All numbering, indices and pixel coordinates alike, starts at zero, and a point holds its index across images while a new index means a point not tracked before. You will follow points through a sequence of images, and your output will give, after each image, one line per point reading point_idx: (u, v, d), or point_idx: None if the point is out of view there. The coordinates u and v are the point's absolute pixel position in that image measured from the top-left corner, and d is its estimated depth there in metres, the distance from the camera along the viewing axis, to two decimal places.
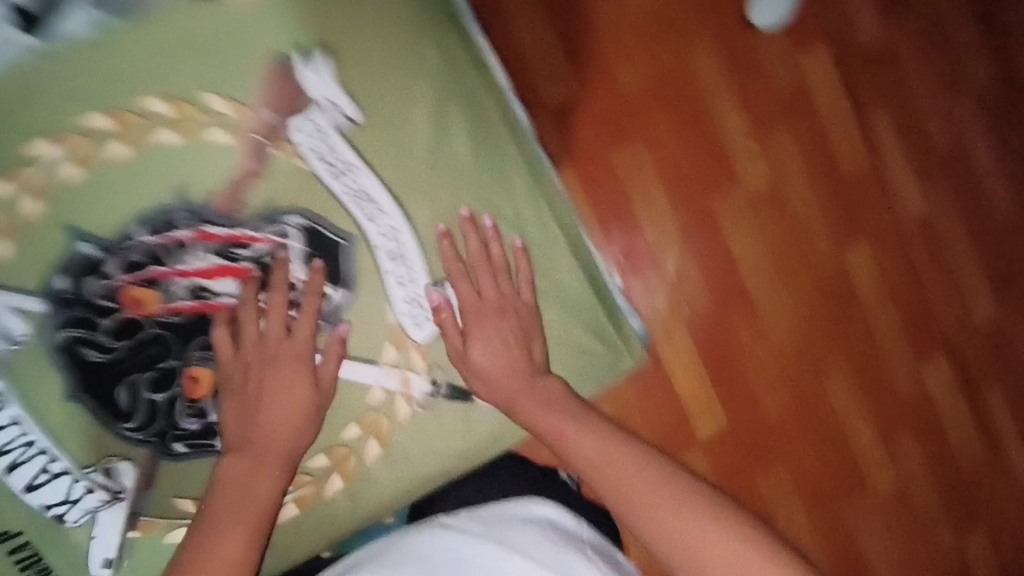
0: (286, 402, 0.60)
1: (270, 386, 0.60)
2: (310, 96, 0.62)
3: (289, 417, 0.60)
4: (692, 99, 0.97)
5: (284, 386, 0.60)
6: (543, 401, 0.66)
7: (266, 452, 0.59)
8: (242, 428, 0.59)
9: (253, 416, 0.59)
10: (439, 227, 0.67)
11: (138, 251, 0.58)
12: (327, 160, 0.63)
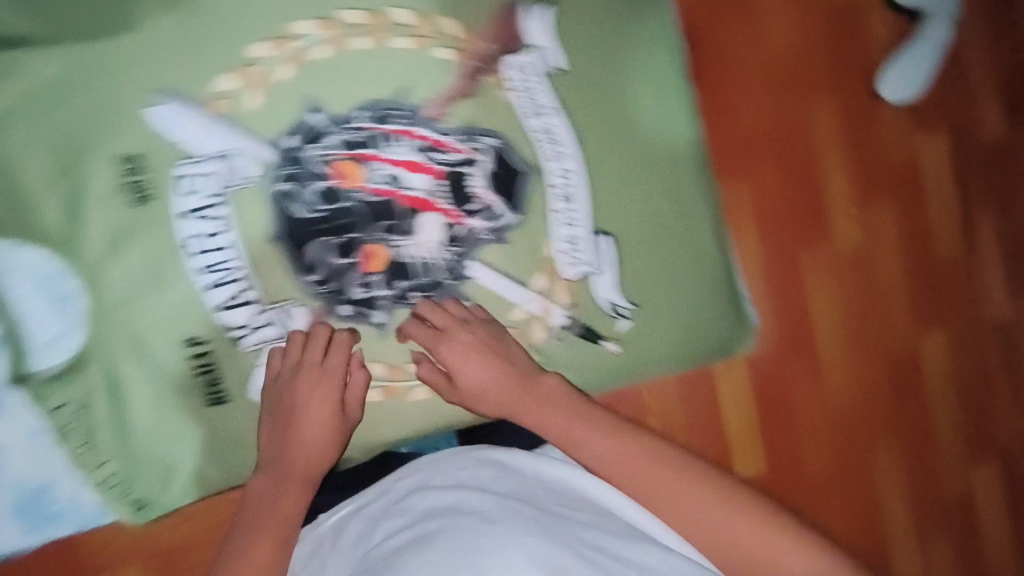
0: (315, 430, 0.63)
1: (305, 416, 0.63)
2: (530, 46, 0.70)
3: (318, 452, 0.63)
4: (802, 153, 0.96)
5: (316, 415, 0.64)
6: (524, 390, 0.64)
7: (296, 461, 0.62)
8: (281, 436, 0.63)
9: (287, 442, 0.63)
10: (606, 183, 0.73)
11: (361, 134, 0.67)
12: (526, 98, 0.70)
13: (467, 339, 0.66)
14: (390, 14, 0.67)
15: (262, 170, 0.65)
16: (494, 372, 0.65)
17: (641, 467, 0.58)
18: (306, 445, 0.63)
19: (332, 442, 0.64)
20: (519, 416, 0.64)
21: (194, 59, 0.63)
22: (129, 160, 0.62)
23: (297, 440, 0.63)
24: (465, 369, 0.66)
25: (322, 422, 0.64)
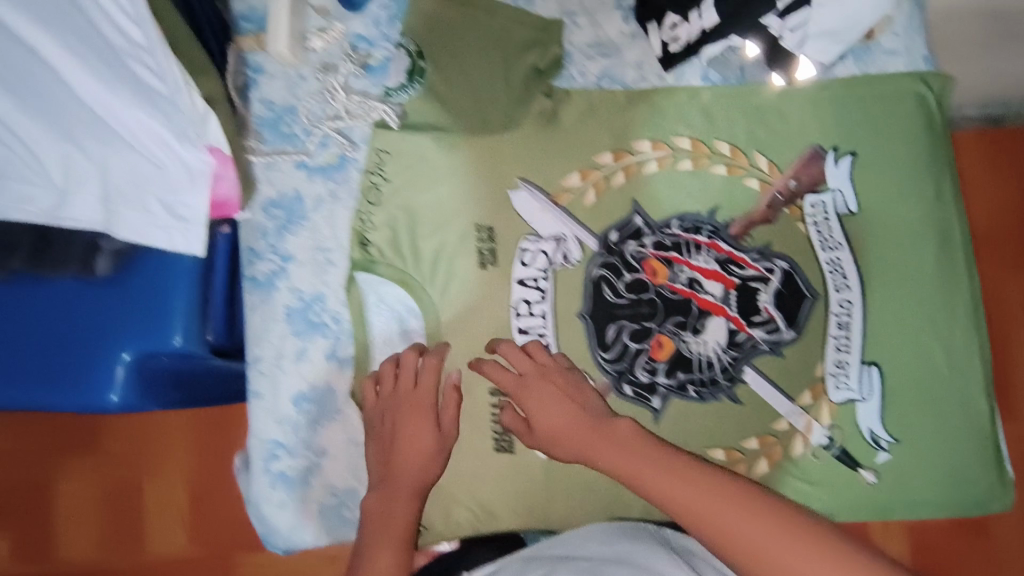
0: (410, 436, 0.68)
1: (399, 414, 0.69)
2: (829, 186, 0.78)
3: (424, 443, 0.68)
4: (995, 316, 0.97)
5: (412, 419, 0.68)
6: (593, 426, 0.64)
7: (412, 453, 0.67)
8: (383, 455, 0.68)
9: (388, 439, 0.68)
10: (882, 317, 0.77)
11: (672, 239, 0.76)
12: (821, 232, 0.77)
13: (547, 387, 0.67)
14: (713, 145, 0.78)
15: (586, 257, 0.75)
16: (567, 414, 0.65)
17: (693, 495, 0.56)
18: (405, 438, 0.68)
19: (432, 467, 0.68)
20: (594, 459, 0.62)
21: (554, 160, 0.76)
22: (484, 229, 0.74)
23: (396, 457, 0.67)
24: (544, 412, 0.66)
25: (420, 421, 0.68)
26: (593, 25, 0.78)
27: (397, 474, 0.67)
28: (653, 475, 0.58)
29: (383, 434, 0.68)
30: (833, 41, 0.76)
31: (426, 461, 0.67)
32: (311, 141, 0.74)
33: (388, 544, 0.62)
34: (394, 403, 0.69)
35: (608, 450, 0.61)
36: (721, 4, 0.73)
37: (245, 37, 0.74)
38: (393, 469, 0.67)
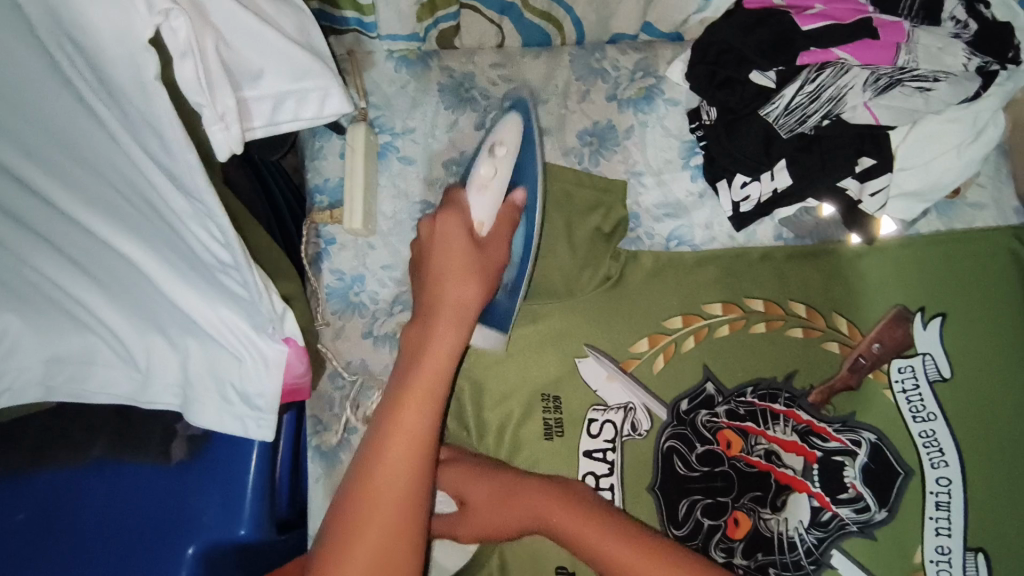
0: (455, 253, 0.61)
1: (443, 233, 0.62)
2: (917, 349, 0.73)
3: (463, 289, 0.60)
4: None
5: (454, 233, 0.62)
6: (513, 483, 0.67)
7: (445, 305, 0.60)
8: (427, 274, 0.62)
9: (428, 273, 0.62)
10: (990, 493, 0.69)
11: (745, 406, 0.72)
12: (911, 401, 0.72)
13: (463, 466, 0.70)
14: (789, 306, 0.74)
15: (655, 426, 0.73)
16: (483, 478, 0.68)
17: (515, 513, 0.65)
18: (448, 270, 0.61)
19: (476, 301, 0.60)
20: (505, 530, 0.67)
21: (620, 325, 0.75)
22: (549, 397, 0.74)
23: (440, 267, 0.61)
24: (467, 485, 0.69)
25: (464, 270, 0.61)
26: (660, 185, 0.78)
27: (433, 312, 0.60)
28: (573, 524, 0.61)
29: (423, 272, 0.63)
30: (916, 203, 0.73)
31: (435, 372, 0.57)
32: (381, 309, 0.75)
33: (381, 505, 0.52)
34: (426, 250, 0.64)
35: (505, 513, 0.66)
36: (793, 167, 0.71)
37: (321, 212, 0.75)
38: (436, 296, 0.60)
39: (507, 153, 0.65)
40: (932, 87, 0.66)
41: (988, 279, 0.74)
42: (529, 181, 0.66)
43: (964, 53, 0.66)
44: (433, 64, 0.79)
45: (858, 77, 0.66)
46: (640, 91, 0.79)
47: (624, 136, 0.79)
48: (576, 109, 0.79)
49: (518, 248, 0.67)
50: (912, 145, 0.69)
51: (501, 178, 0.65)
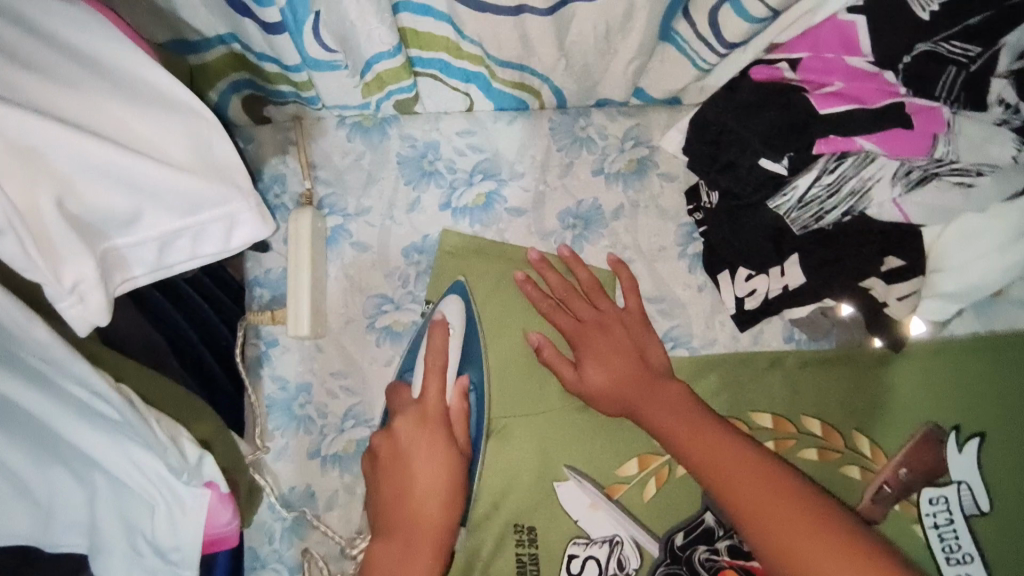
0: (436, 478, 0.58)
1: (416, 457, 0.58)
2: (951, 476, 0.63)
3: (438, 492, 0.57)
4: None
5: (430, 453, 0.58)
6: (645, 381, 0.60)
7: (422, 536, 0.56)
8: (394, 489, 0.58)
9: (398, 494, 0.57)
10: None
11: None
12: (944, 539, 0.62)
13: (607, 332, 0.63)
14: (802, 423, 0.64)
15: (646, 565, 0.63)
16: (619, 355, 0.62)
17: (738, 474, 0.53)
18: (424, 487, 0.57)
19: (451, 522, 0.57)
20: (641, 415, 0.60)
21: (608, 441, 0.65)
22: (523, 528, 0.64)
23: (414, 487, 0.57)
24: (595, 364, 0.61)
25: (440, 461, 0.58)
26: (653, 275, 0.67)
27: (412, 525, 0.56)
28: (734, 471, 0.53)
29: (393, 482, 0.58)
30: (952, 304, 0.62)
31: (433, 542, 0.56)
32: (331, 425, 0.64)
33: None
34: (392, 466, 0.58)
35: (671, 405, 0.59)
36: (807, 261, 0.60)
37: (261, 312, 0.65)
38: (412, 518, 0.56)
39: (451, 339, 0.61)
40: (975, 181, 0.54)
41: None
42: (476, 365, 0.63)
43: (1015, 142, 0.52)
44: (391, 132, 0.68)
45: (886, 168, 0.55)
46: (631, 164, 0.68)
47: (612, 217, 0.68)
48: (556, 185, 0.68)
49: (474, 419, 0.62)
50: (951, 244, 0.59)
51: (454, 351, 0.62)
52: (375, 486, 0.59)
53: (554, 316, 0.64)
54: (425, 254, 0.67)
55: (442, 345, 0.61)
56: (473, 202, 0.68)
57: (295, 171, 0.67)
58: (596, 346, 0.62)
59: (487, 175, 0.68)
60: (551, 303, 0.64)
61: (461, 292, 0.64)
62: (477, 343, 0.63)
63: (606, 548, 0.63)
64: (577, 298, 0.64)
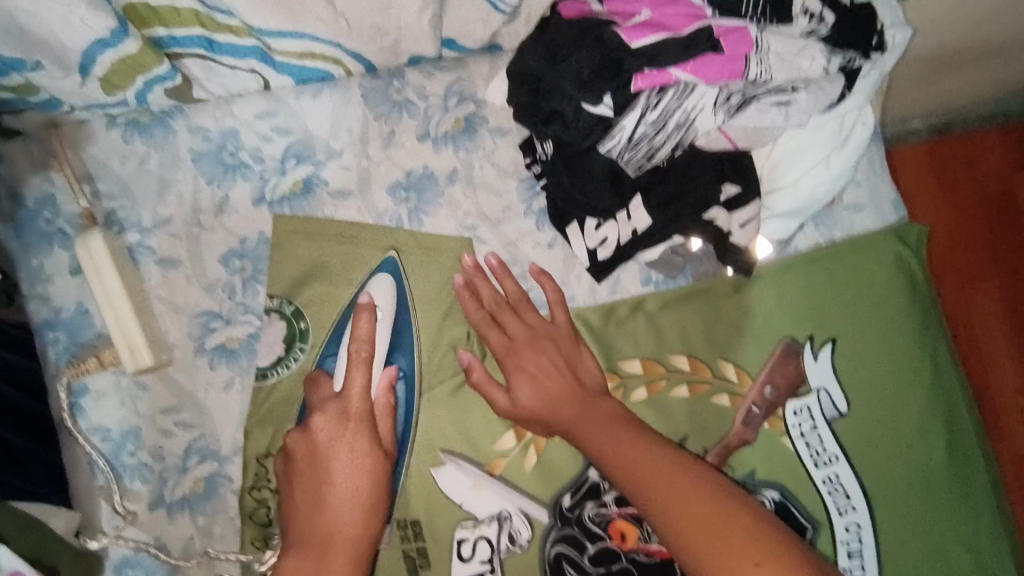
0: (357, 483, 0.55)
1: (345, 457, 0.55)
2: (809, 385, 0.65)
3: (356, 489, 0.55)
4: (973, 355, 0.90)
5: (351, 456, 0.55)
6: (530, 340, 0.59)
7: (337, 541, 0.54)
8: (312, 496, 0.55)
9: (317, 499, 0.55)
10: (901, 534, 0.64)
11: None
12: (811, 446, 0.64)
13: (532, 320, 0.60)
14: (669, 361, 0.64)
15: (538, 534, 0.61)
16: (522, 330, 0.60)
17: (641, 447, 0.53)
18: (339, 489, 0.55)
19: (372, 524, 0.55)
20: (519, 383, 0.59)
21: (482, 418, 0.62)
22: (407, 523, 0.60)
23: (333, 494, 0.55)
24: (507, 343, 0.59)
25: (360, 465, 0.55)
26: (501, 239, 0.63)
27: (323, 533, 0.53)
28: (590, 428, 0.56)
29: (312, 484, 0.55)
30: (792, 221, 0.62)
31: (366, 509, 0.55)
32: (172, 467, 0.58)
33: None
34: (310, 466, 0.56)
35: (537, 372, 0.59)
36: (649, 199, 0.59)
37: (84, 361, 0.57)
38: (325, 537, 0.54)
39: (378, 326, 0.58)
40: (791, 98, 0.53)
41: (873, 287, 0.67)
42: (406, 352, 0.59)
43: (822, 53, 0.53)
44: (176, 125, 0.58)
45: (705, 96, 0.53)
46: (459, 123, 0.63)
47: (447, 183, 0.62)
48: (380, 158, 0.62)
49: (399, 416, 0.59)
50: (778, 161, 0.59)
51: (379, 341, 0.58)
52: (291, 488, 0.56)
53: (484, 329, 0.60)
54: (248, 258, 0.59)
55: (369, 332, 0.57)
56: (290, 191, 0.60)
57: (67, 188, 0.57)
58: (513, 332, 0.60)
59: (301, 159, 0.61)
60: (484, 317, 0.60)
61: (392, 271, 0.60)
62: (407, 325, 0.59)
63: (496, 524, 0.61)
64: (509, 312, 0.60)
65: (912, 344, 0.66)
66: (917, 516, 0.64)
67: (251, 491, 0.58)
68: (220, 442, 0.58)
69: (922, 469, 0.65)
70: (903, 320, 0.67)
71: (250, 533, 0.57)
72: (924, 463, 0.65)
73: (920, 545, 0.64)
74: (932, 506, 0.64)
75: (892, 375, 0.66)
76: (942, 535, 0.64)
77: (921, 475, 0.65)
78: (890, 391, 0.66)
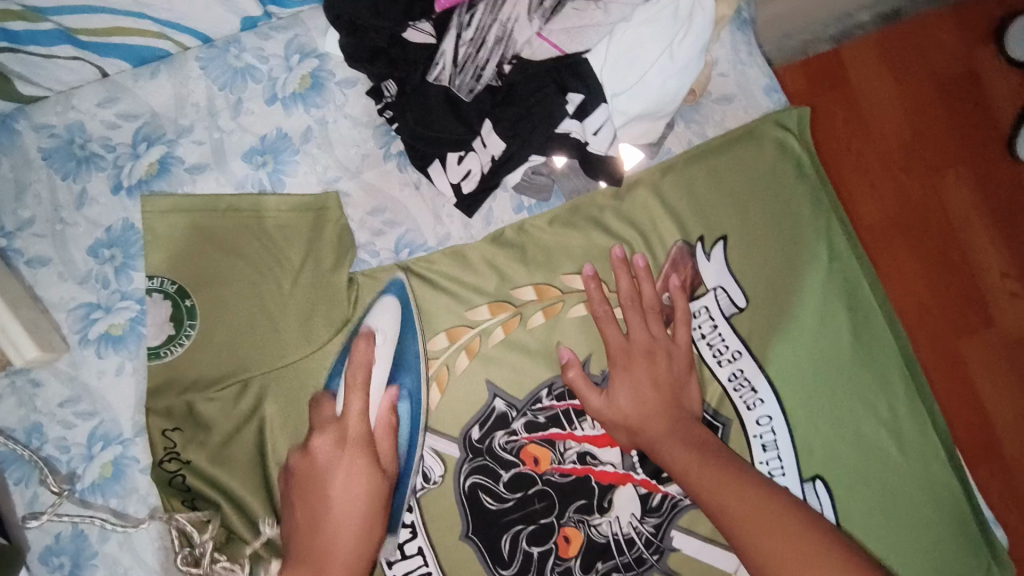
0: (355, 500, 0.56)
1: (342, 476, 0.57)
2: (706, 285, 0.64)
3: (352, 515, 0.56)
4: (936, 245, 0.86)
5: (351, 474, 0.57)
6: None
7: (333, 551, 0.54)
8: (308, 515, 0.56)
9: (319, 526, 0.55)
10: (812, 418, 0.63)
11: (545, 413, 0.62)
12: (713, 346, 0.63)
13: None
14: (563, 283, 0.63)
15: (450, 471, 0.62)
16: None
17: None
18: (335, 514, 0.56)
19: (373, 544, 0.56)
20: None
21: None
22: None
23: (329, 515, 0.56)
24: None
25: (358, 480, 0.57)
26: (364, 189, 0.62)
27: (318, 550, 0.54)
28: None
29: (309, 507, 0.56)
30: (654, 122, 0.61)
31: (365, 524, 0.56)
32: (77, 456, 0.59)
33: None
34: (307, 487, 0.57)
35: None
36: (500, 126, 0.59)
37: None
38: (321, 555, 0.54)
39: (378, 353, 0.59)
40: None
41: (756, 177, 0.65)
42: (409, 373, 0.59)
43: None
44: (21, 127, 0.60)
45: (518, 7, 0.58)
46: (304, 81, 0.62)
47: (301, 142, 0.62)
48: (231, 127, 0.61)
49: (404, 435, 0.59)
50: (615, 59, 0.58)
51: (380, 363, 0.59)
52: (288, 510, 0.57)
53: None
54: (117, 246, 0.60)
55: (366, 357, 0.59)
56: (145, 174, 0.61)
57: None
58: None
59: (152, 141, 0.61)
60: None
61: (398, 291, 0.60)
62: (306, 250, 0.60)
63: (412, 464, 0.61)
64: None
65: (802, 231, 0.65)
66: (828, 399, 0.64)
67: (160, 464, 0.59)
68: (119, 426, 0.60)
69: (827, 351, 0.64)
70: (790, 209, 0.65)
71: (169, 503, 0.58)
72: (828, 348, 0.64)
73: (835, 428, 0.63)
74: (842, 389, 0.64)
75: (788, 263, 0.64)
76: (856, 415, 0.64)
77: (827, 358, 0.64)
78: (787, 279, 0.64)
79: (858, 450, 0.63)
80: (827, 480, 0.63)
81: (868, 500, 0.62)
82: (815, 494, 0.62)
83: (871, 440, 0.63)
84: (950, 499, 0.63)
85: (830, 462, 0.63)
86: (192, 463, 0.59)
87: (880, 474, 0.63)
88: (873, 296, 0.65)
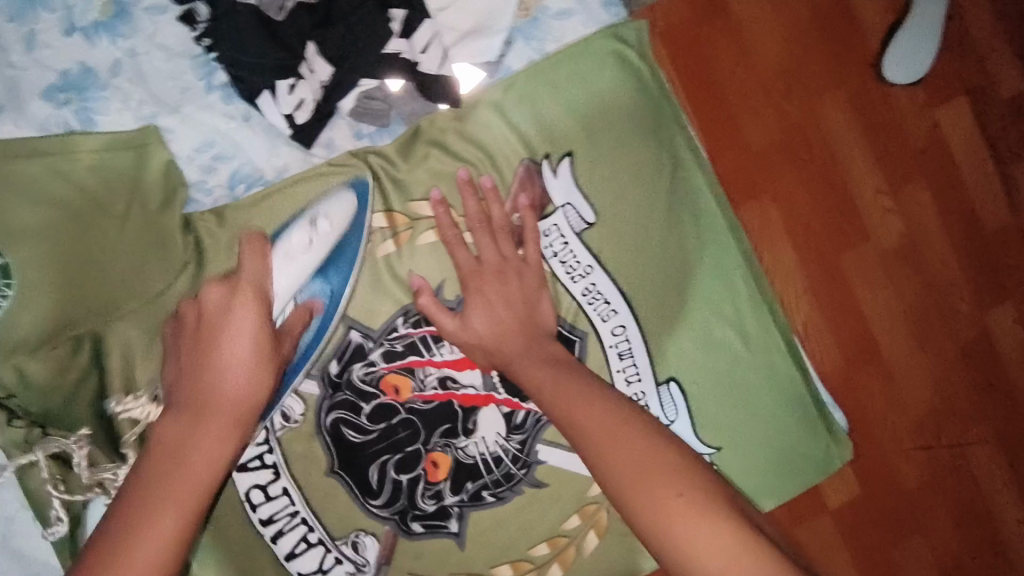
0: (245, 356, 0.52)
1: (236, 320, 0.53)
2: (554, 203, 0.64)
3: (241, 361, 0.52)
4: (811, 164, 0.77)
5: (243, 327, 0.53)
6: None
7: (221, 405, 0.51)
8: (195, 359, 0.52)
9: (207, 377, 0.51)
10: (663, 323, 0.66)
11: (402, 342, 0.62)
12: (566, 262, 0.64)
13: None
14: (410, 211, 0.62)
15: (310, 409, 0.61)
16: None
17: None
18: (223, 358, 0.52)
19: (264, 384, 0.53)
20: None
21: None
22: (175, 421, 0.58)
23: (219, 358, 0.52)
24: None
25: (249, 330, 0.53)
26: (188, 124, 0.59)
27: (208, 396, 0.51)
28: None
29: (196, 349, 0.53)
30: (485, 38, 0.63)
31: (254, 371, 0.52)
32: None
33: (171, 500, 0.46)
34: (199, 336, 0.53)
35: None
36: (325, 48, 0.58)
37: None
38: (208, 396, 0.51)
39: (315, 245, 0.59)
40: None
41: (598, 92, 0.65)
42: (340, 275, 0.60)
43: None
44: None
45: None
46: (106, 8, 0.57)
47: (109, 75, 0.57)
48: (25, 63, 0.56)
49: (313, 326, 0.59)
50: None
51: (312, 252, 0.59)
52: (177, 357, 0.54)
53: None
54: None
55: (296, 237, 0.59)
56: None
57: None
58: None
59: None
60: None
61: (359, 191, 0.60)
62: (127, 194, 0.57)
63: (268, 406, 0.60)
64: None
65: (646, 142, 0.66)
66: (677, 305, 0.66)
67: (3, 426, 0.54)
68: None
69: (675, 259, 0.66)
70: (634, 121, 0.66)
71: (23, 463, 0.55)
72: (675, 256, 0.66)
73: (684, 331, 0.67)
74: (689, 294, 0.67)
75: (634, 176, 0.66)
76: (702, 317, 0.67)
77: (676, 265, 0.66)
78: (634, 191, 0.66)
79: (705, 350, 0.67)
80: (679, 381, 0.66)
81: (715, 395, 0.67)
82: (668, 395, 0.66)
83: (717, 340, 0.67)
84: (789, 387, 0.68)
85: (680, 364, 0.66)
86: (39, 418, 0.56)
87: (727, 370, 0.67)
88: (715, 203, 0.68)
